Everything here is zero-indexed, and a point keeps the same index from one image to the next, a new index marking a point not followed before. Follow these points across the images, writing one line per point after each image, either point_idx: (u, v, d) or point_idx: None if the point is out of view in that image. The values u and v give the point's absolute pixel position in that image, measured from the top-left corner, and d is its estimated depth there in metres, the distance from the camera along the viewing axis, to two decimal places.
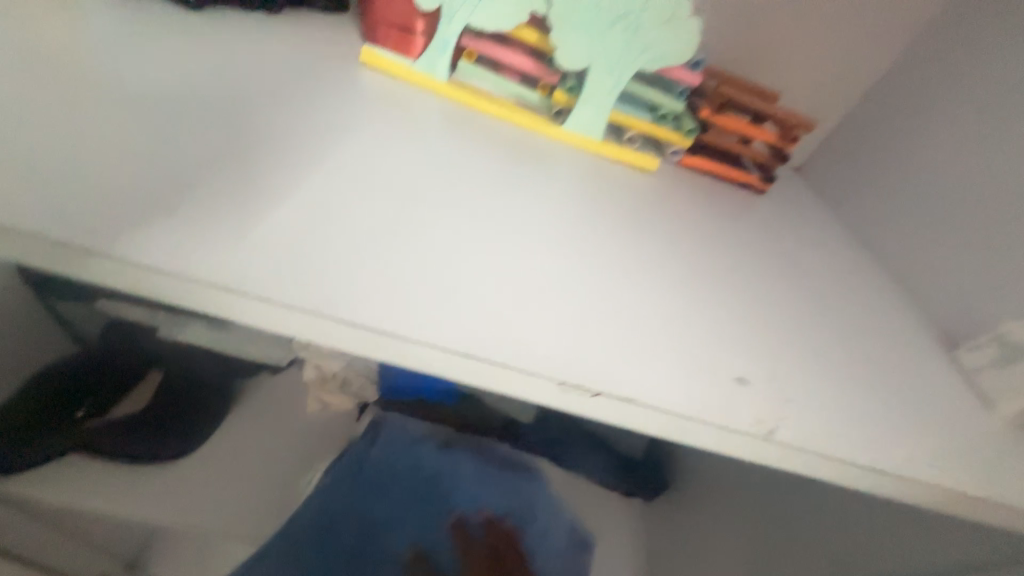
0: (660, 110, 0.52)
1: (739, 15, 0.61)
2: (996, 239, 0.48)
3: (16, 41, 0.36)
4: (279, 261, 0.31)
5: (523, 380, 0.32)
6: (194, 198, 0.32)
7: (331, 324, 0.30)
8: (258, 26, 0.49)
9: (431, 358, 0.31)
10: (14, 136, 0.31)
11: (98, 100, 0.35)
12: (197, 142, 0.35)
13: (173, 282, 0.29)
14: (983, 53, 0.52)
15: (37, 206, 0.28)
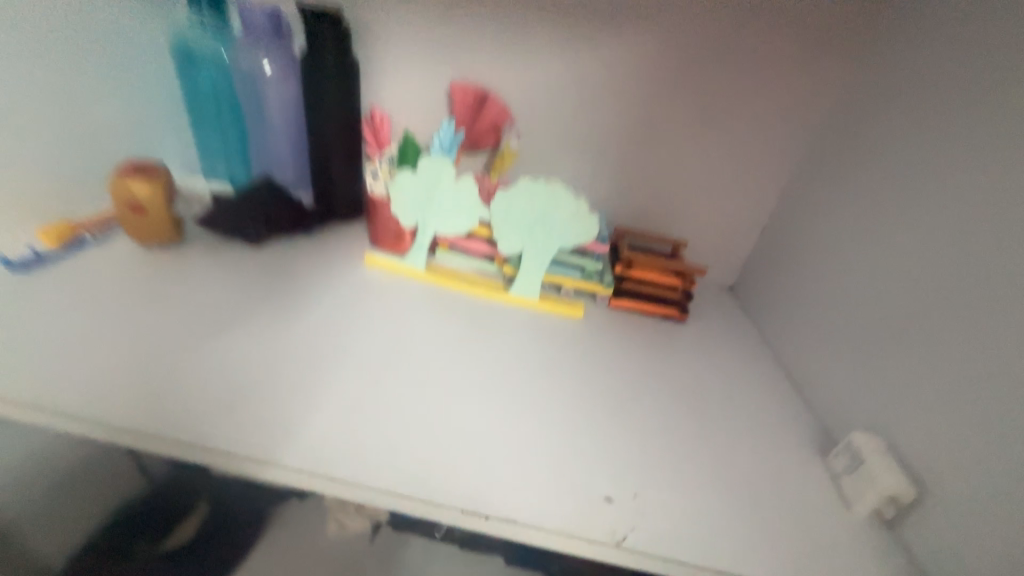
0: (585, 270, 0.70)
1: (646, 180, 0.77)
2: (870, 352, 0.56)
3: (154, 288, 0.61)
4: (273, 431, 0.47)
5: (433, 507, 0.43)
6: (229, 391, 0.50)
7: (299, 473, 0.44)
8: (297, 245, 0.73)
9: (367, 493, 0.44)
10: (143, 359, 0.52)
11: (194, 324, 0.57)
12: (242, 348, 0.55)
13: (204, 451, 0.45)
14: (838, 199, 0.64)
15: (138, 408, 0.48)
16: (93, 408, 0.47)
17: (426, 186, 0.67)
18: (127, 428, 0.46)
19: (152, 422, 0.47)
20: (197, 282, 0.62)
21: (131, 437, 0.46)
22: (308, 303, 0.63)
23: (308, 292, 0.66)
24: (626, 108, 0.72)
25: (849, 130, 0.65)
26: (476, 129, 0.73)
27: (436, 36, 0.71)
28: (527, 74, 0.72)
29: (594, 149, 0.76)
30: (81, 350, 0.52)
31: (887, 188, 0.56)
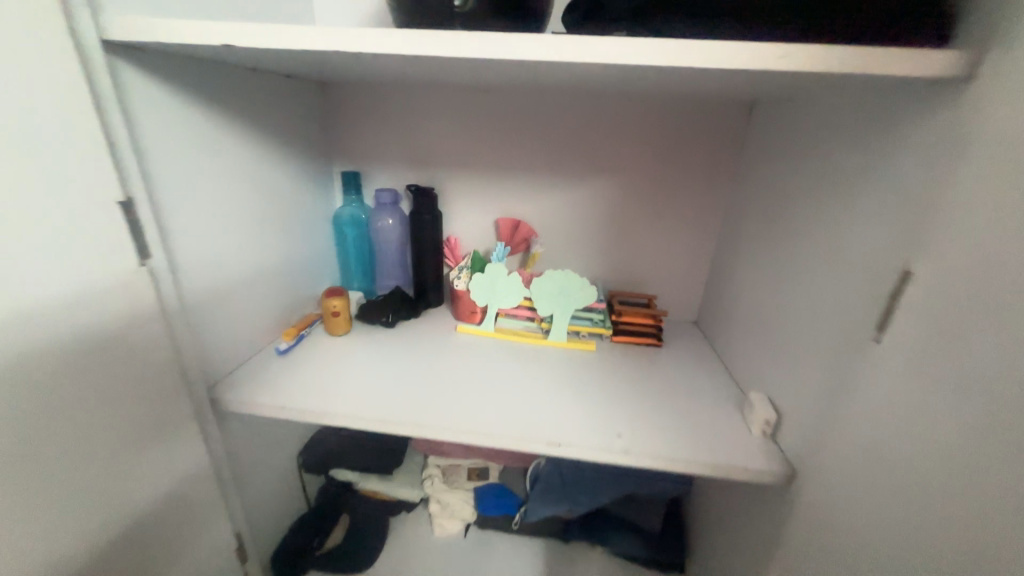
0: (593, 319, 1.12)
1: (622, 257, 1.21)
2: (754, 341, 0.91)
3: (338, 352, 1.03)
4: (430, 411, 0.84)
5: (526, 442, 0.78)
6: (399, 397, 0.88)
7: (449, 430, 0.80)
8: (411, 323, 1.18)
9: (488, 438, 0.79)
10: (345, 385, 0.91)
11: (369, 368, 0.98)
12: (398, 379, 0.95)
13: (393, 423, 0.82)
14: (735, 256, 1.05)
15: (352, 405, 0.85)
16: (326, 407, 0.84)
17: (489, 282, 1.12)
18: (348, 415, 0.83)
19: (360, 412, 0.84)
20: (352, 350, 1.04)
21: (350, 419, 0.83)
22: (422, 356, 1.04)
23: (424, 349, 1.08)
24: (601, 217, 1.18)
25: (736, 214, 1.07)
26: (514, 242, 1.20)
27: (483, 192, 1.20)
28: (540, 205, 1.19)
29: (586, 243, 1.21)
30: (306, 381, 0.91)
31: (754, 244, 0.96)
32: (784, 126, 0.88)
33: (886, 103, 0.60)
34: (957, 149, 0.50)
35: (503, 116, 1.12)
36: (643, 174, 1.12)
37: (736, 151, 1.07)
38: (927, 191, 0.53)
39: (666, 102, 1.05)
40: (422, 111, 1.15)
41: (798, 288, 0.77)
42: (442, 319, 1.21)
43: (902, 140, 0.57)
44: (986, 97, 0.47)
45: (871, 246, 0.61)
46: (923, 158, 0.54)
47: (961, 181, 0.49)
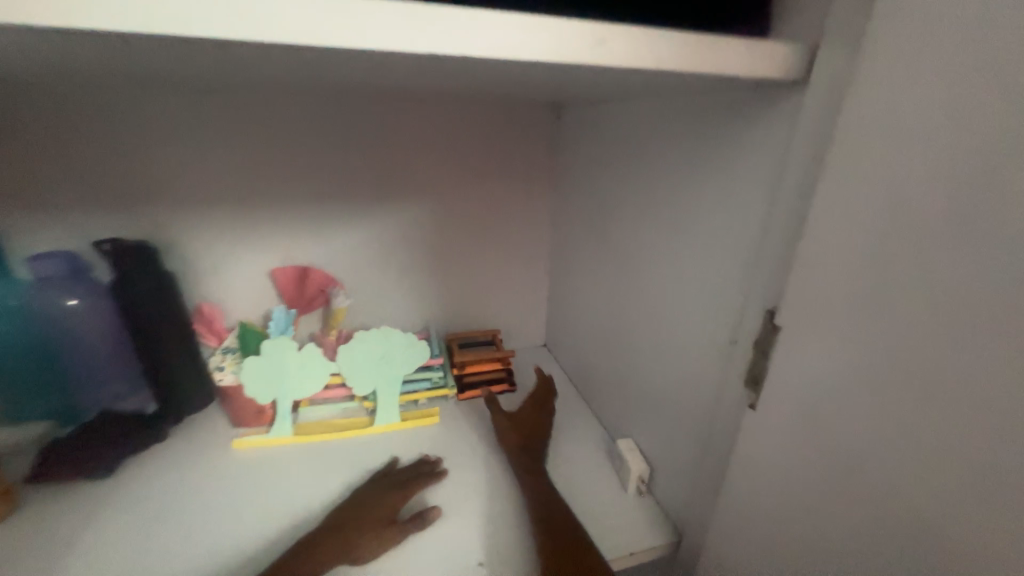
0: (432, 380, 0.88)
1: (453, 291, 1.01)
2: (608, 374, 0.81)
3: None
4: None
5: None
6: None
7: None
8: (158, 454, 0.77)
9: None
10: None
11: None
12: None
13: None
14: (572, 276, 0.94)
15: None
16: None
17: (273, 366, 0.77)
18: None
19: None
20: (94, 530, 0.64)
21: None
22: (177, 515, 0.67)
23: (180, 499, 0.70)
24: (420, 249, 0.94)
25: (562, 228, 0.96)
26: (305, 298, 0.89)
27: (245, 236, 0.85)
28: (334, 247, 0.90)
29: (409, 281, 0.97)
30: None
31: (590, 262, 0.85)
32: (597, 130, 0.77)
33: (697, 112, 0.51)
34: (783, 172, 0.40)
35: (247, 127, 0.78)
36: (456, 192, 0.92)
37: (551, 158, 0.95)
38: (760, 222, 0.43)
39: (466, 105, 0.87)
40: (100, 124, 0.72)
41: (645, 319, 0.67)
42: (214, 429, 0.82)
43: (724, 156, 0.48)
44: (804, 108, 0.37)
45: (712, 281, 0.51)
46: (748, 180, 0.45)
47: (790, 213, 0.39)
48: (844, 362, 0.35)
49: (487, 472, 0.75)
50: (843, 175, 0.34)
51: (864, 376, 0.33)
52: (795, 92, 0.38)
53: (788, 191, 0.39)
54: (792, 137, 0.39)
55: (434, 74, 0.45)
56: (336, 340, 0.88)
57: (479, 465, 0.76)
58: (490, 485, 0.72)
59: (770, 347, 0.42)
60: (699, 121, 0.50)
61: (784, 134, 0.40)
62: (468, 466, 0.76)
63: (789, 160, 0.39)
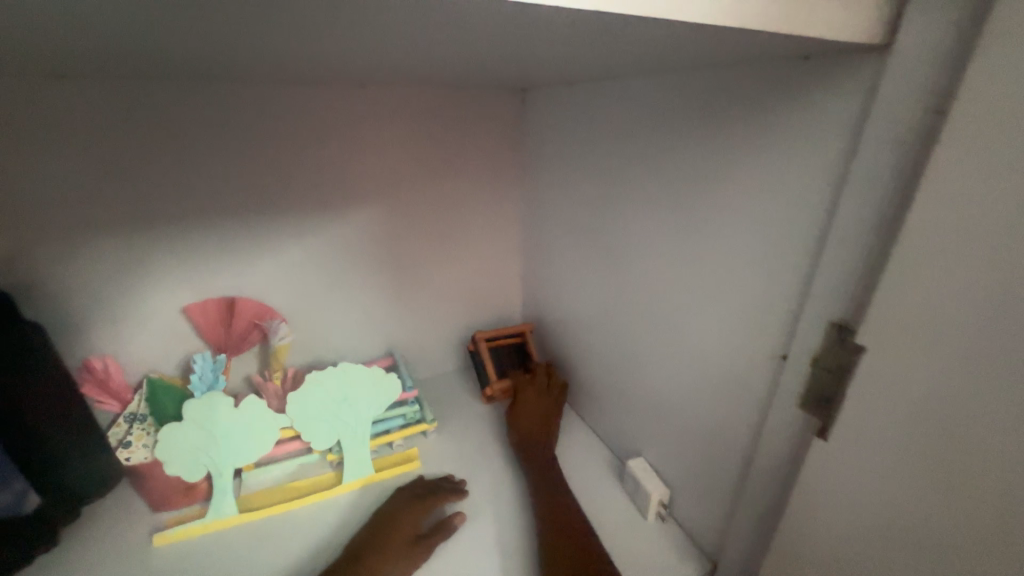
0: (407, 416, 0.77)
1: (418, 308, 0.88)
2: (608, 388, 0.74)
3: None
4: None
5: None
6: None
7: None
8: (48, 565, 0.59)
9: None
10: None
11: None
12: None
13: None
14: (553, 280, 0.85)
15: None
16: None
17: (205, 432, 0.60)
18: None
19: None
20: None
21: None
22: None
23: None
24: (377, 264, 0.81)
25: (537, 228, 0.86)
26: (236, 336, 0.72)
27: (150, 268, 0.66)
28: (270, 272, 0.74)
29: (367, 302, 0.83)
30: None
31: (576, 265, 0.77)
32: (579, 118, 0.68)
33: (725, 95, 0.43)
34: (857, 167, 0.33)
35: (137, 127, 0.60)
36: (414, 195, 0.79)
37: (518, 150, 0.84)
38: (821, 225, 0.37)
39: (419, 91, 0.73)
40: None
41: (654, 328, 0.61)
42: (134, 518, 0.64)
43: (762, 145, 0.40)
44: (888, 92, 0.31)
45: (747, 291, 0.45)
46: (799, 176, 0.38)
47: (869, 219, 0.33)
48: (959, 399, 0.29)
49: (492, 521, 0.66)
50: (952, 177, 0.28)
51: (992, 414, 0.28)
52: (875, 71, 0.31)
53: (866, 190, 0.33)
54: (872, 124, 0.32)
55: (403, 32, 0.33)
56: (281, 384, 0.72)
57: (481, 513, 0.67)
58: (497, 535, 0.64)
59: (842, 369, 0.37)
60: (729, 106, 0.43)
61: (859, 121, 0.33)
62: (469, 516, 0.66)
63: (866, 153, 0.32)
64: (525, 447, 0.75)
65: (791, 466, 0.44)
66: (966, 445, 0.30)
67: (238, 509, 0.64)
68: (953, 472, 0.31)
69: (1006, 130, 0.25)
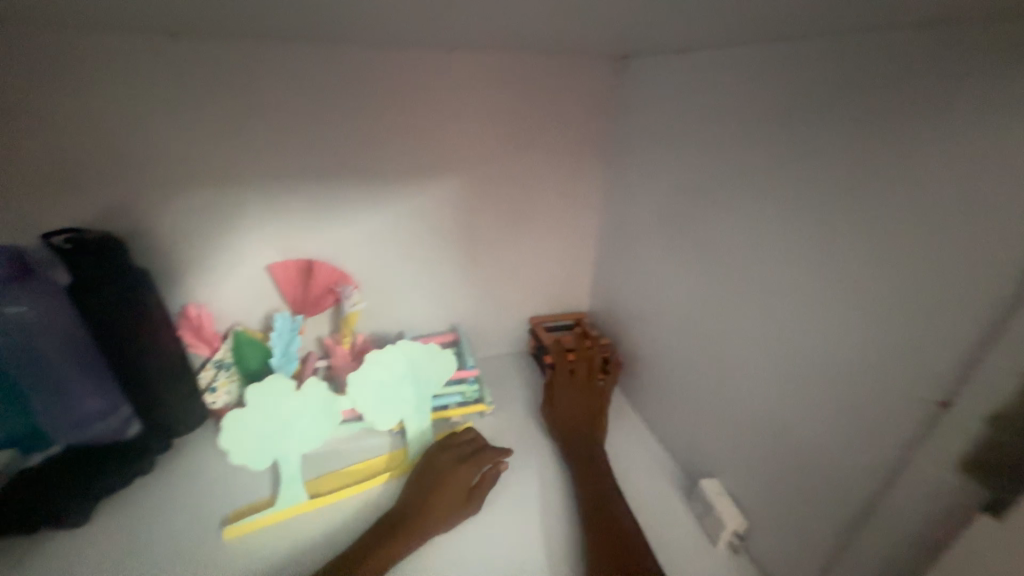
0: (465, 394, 0.76)
1: (487, 288, 0.86)
2: (685, 398, 0.68)
3: None
4: None
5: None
6: None
7: None
8: (147, 487, 0.65)
9: None
10: None
11: None
12: None
13: None
14: (633, 274, 0.78)
15: None
16: None
17: (271, 411, 0.61)
18: None
19: None
20: None
21: None
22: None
23: (183, 553, 0.57)
24: (450, 240, 0.79)
25: (620, 215, 0.79)
26: (312, 298, 0.74)
27: (244, 225, 0.69)
28: (350, 239, 0.74)
29: (437, 276, 0.82)
30: None
31: (663, 258, 0.70)
32: (694, 91, 0.60)
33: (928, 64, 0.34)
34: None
35: (243, 85, 0.61)
36: (496, 170, 0.75)
37: (609, 126, 0.77)
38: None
39: (512, 57, 0.68)
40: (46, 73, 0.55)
41: (754, 342, 0.53)
42: (219, 456, 0.70)
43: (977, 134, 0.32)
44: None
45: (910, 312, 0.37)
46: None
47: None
48: None
49: (546, 515, 0.63)
50: None
51: None
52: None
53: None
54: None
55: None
56: (350, 349, 0.75)
57: (534, 504, 0.64)
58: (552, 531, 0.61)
59: None
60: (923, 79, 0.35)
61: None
62: (524, 506, 0.64)
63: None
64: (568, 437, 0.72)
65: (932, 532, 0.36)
66: None
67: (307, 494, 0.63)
68: None
69: None
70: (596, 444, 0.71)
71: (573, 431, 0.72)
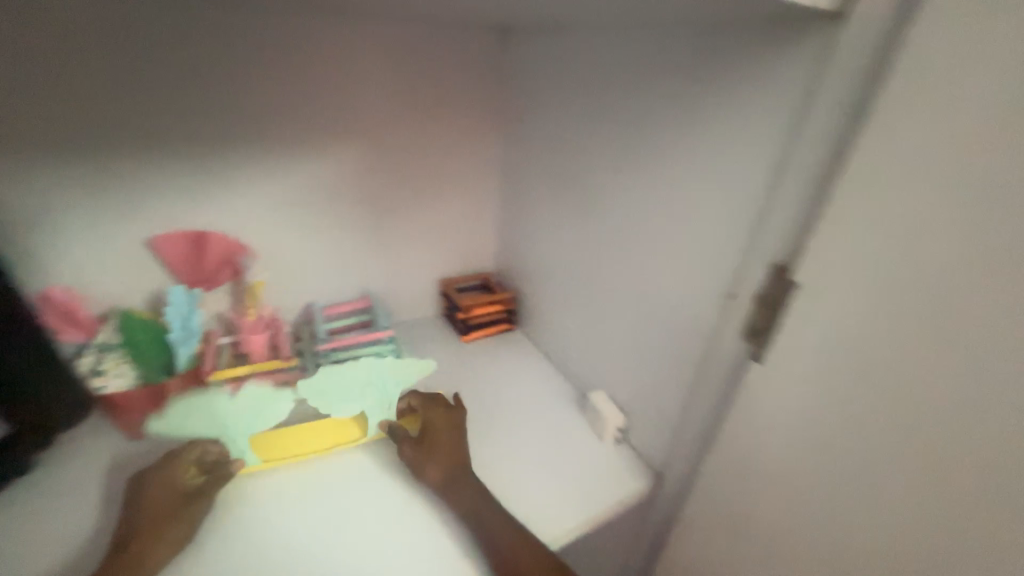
0: (382, 354, 0.80)
1: (395, 253, 0.89)
2: (576, 331, 0.80)
3: None
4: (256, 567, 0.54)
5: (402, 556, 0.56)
6: None
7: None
8: (29, 483, 0.59)
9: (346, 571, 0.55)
10: None
11: None
12: None
13: None
14: (528, 231, 0.88)
15: None
16: None
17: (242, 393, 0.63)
18: None
19: None
20: None
21: None
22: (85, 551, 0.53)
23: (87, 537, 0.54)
24: (353, 206, 0.81)
25: (514, 179, 0.88)
26: (205, 271, 0.72)
27: (115, 194, 0.64)
28: (245, 207, 0.73)
29: (342, 244, 0.83)
30: None
31: (551, 214, 0.81)
32: (565, 64, 0.69)
33: (715, 49, 0.47)
34: (821, 121, 0.40)
35: (95, 32, 0.55)
36: (393, 137, 0.78)
37: (499, 95, 0.84)
38: (784, 172, 0.43)
39: (402, 24, 0.71)
40: None
41: (621, 274, 0.67)
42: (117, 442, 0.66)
43: (740, 102, 0.46)
44: (854, 58, 0.37)
45: (716, 231, 0.51)
46: (774, 129, 0.44)
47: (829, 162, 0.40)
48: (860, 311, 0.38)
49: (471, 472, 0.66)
50: None
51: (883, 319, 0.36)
52: (844, 35, 0.37)
53: (824, 140, 0.40)
54: (834, 85, 0.38)
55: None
56: (256, 320, 0.74)
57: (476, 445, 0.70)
58: (430, 493, 0.62)
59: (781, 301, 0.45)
60: (709, 63, 0.48)
61: (831, 80, 0.39)
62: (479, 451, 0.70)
63: (830, 109, 0.39)
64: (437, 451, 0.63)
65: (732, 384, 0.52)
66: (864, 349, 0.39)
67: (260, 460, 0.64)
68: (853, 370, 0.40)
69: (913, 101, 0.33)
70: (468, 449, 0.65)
71: (450, 461, 0.63)
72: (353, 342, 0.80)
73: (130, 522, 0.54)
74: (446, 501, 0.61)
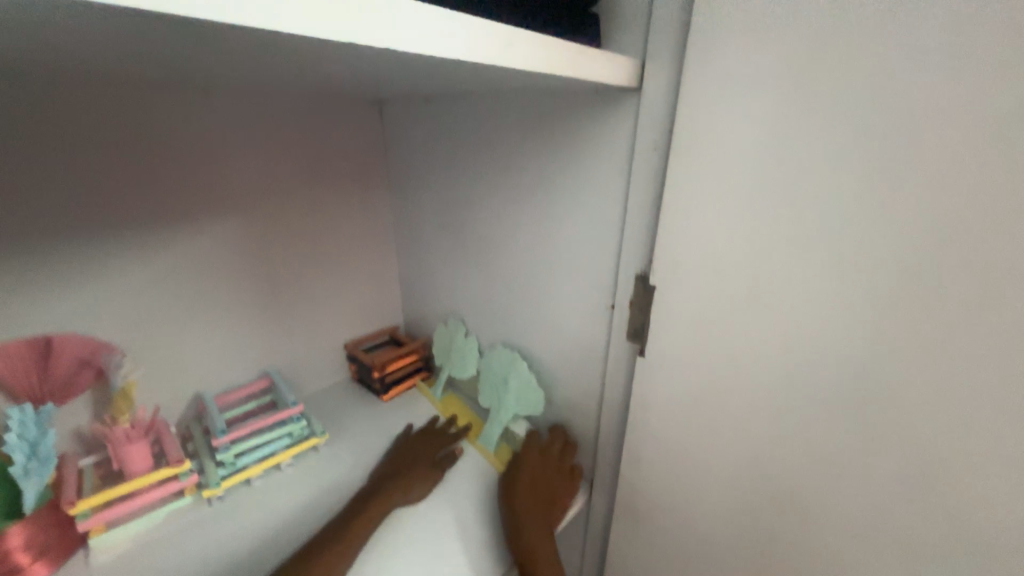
0: (293, 432, 0.75)
1: (291, 322, 0.85)
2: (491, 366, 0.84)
3: None
4: None
5: None
6: None
7: None
8: None
9: None
10: None
11: None
12: None
13: None
14: (428, 279, 0.92)
15: None
16: None
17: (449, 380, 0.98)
18: None
19: None
20: None
21: None
22: None
23: None
24: (239, 281, 0.77)
25: (407, 233, 0.92)
26: (58, 381, 0.62)
27: None
28: (104, 299, 0.65)
29: (229, 323, 0.77)
30: None
31: (447, 260, 0.86)
32: (437, 127, 0.77)
33: (558, 113, 0.59)
34: (644, 161, 0.51)
35: None
36: (275, 206, 0.78)
37: (380, 160, 0.89)
38: (627, 202, 0.55)
39: (272, 102, 0.73)
40: None
41: (521, 305, 0.74)
42: None
43: (585, 152, 0.58)
44: (655, 115, 0.49)
45: (589, 255, 0.61)
46: (614, 171, 0.55)
47: (655, 191, 0.51)
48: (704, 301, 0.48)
49: (428, 526, 0.63)
50: (677, 170, 0.48)
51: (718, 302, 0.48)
52: (644, 99, 0.50)
53: (649, 175, 0.51)
54: (646, 135, 0.51)
55: (304, 50, 0.39)
56: (133, 427, 0.64)
57: (435, 496, 0.68)
58: (375, 563, 0.58)
59: (647, 304, 0.55)
60: (555, 122, 0.60)
61: (643, 131, 0.51)
62: (465, 492, 0.69)
63: (646, 152, 0.51)
64: (526, 498, 0.64)
65: (627, 381, 0.61)
66: (711, 328, 0.49)
67: (443, 400, 0.89)
68: (708, 345, 0.50)
69: (693, 144, 0.46)
70: (554, 486, 0.67)
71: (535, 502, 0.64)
72: (258, 427, 0.73)
73: (336, 522, 0.60)
74: (391, 568, 0.57)
